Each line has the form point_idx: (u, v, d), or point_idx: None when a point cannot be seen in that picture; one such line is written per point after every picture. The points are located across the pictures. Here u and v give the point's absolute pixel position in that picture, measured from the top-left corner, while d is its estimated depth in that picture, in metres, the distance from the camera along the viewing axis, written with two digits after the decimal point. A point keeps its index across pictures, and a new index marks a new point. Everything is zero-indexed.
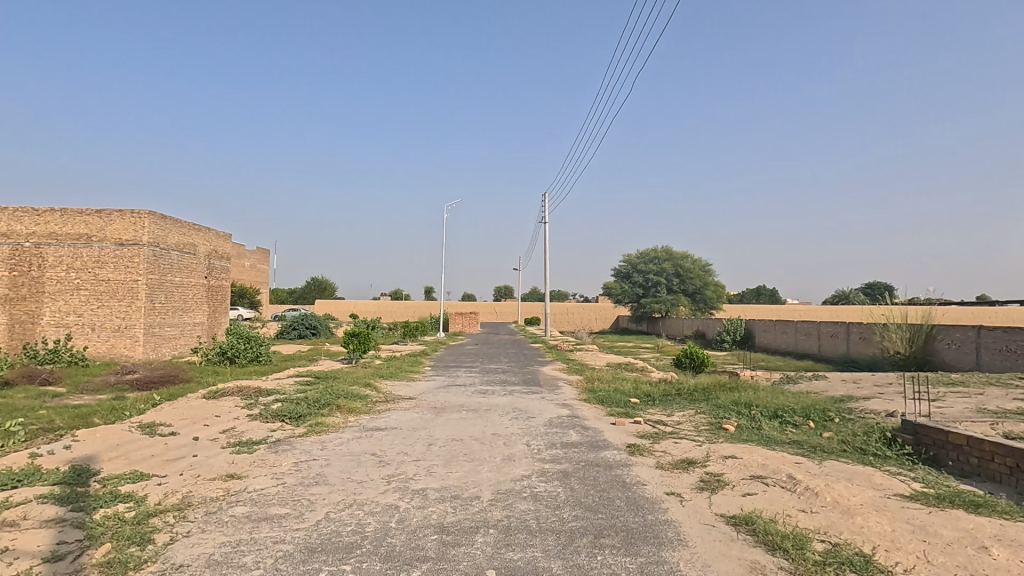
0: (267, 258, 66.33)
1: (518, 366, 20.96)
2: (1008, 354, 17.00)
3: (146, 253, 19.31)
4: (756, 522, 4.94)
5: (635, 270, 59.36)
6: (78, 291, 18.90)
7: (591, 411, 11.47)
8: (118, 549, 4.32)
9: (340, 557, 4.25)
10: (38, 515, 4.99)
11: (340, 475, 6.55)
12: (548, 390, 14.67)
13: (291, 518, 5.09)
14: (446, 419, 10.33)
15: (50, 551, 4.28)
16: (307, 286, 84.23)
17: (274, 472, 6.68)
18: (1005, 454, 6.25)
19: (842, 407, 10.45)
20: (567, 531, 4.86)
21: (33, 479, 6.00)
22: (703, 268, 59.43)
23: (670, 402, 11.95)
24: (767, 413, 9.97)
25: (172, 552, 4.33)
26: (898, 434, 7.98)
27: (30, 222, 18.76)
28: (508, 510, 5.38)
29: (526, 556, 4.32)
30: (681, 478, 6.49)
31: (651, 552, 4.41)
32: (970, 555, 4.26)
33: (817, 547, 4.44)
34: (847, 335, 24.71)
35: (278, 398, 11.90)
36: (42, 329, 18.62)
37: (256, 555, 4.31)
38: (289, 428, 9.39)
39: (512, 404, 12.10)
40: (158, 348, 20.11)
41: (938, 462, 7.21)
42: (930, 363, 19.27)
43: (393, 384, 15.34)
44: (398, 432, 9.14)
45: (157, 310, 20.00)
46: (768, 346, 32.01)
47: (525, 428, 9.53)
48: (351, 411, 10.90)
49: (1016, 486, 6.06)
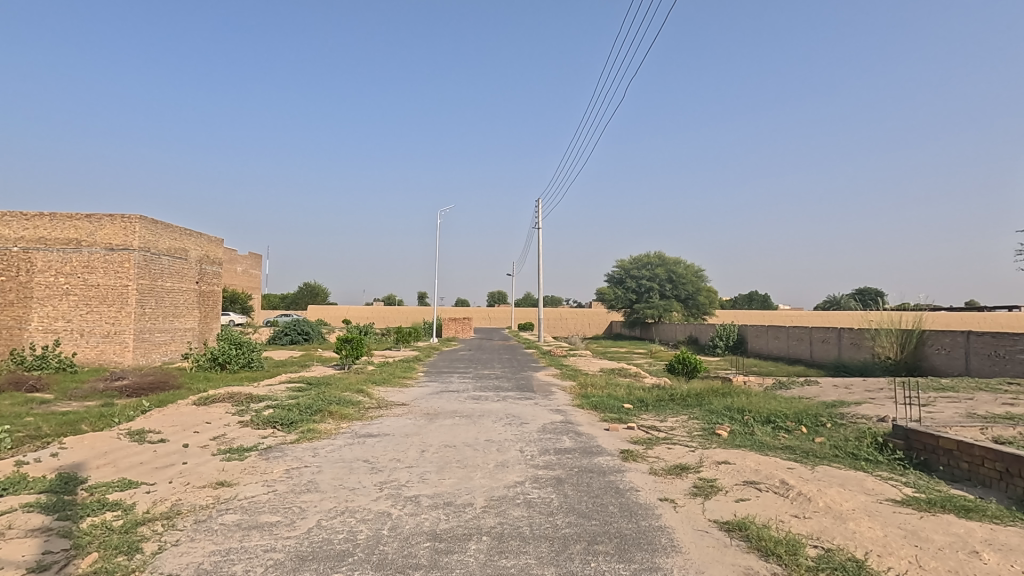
0: (260, 263, 66.02)
1: (511, 370, 20.97)
2: (997, 360, 17.19)
3: (137, 258, 19.22)
4: (750, 527, 4.94)
5: (628, 275, 59.55)
6: (67, 296, 18.70)
7: (585, 416, 11.48)
8: (106, 558, 4.26)
9: (331, 565, 4.21)
10: (25, 523, 4.93)
11: (333, 482, 6.50)
12: (541, 395, 14.72)
13: (282, 527, 5.03)
14: (440, 425, 10.35)
15: (36, 561, 4.21)
16: (302, 292, 84.71)
17: (266, 479, 6.63)
18: (995, 459, 6.29)
19: (835, 411, 10.48)
20: (560, 538, 4.83)
21: (21, 488, 5.90)
22: (696, 273, 60.02)
23: (663, 407, 12.00)
24: (760, 418, 10.04)
25: (161, 560, 4.27)
26: (889, 438, 8.02)
27: (19, 226, 18.56)
28: (501, 517, 5.35)
29: (519, 563, 4.30)
30: (675, 484, 6.49)
31: (645, 559, 4.39)
32: (961, 559, 4.28)
33: (810, 552, 4.44)
34: (839, 339, 24.89)
35: (270, 403, 11.84)
36: (30, 334, 18.36)
37: (246, 563, 4.26)
38: (280, 435, 9.32)
39: (506, 410, 12.12)
40: (149, 354, 20.00)
41: (928, 467, 7.24)
42: (920, 369, 19.53)
43: (386, 390, 15.27)
44: (391, 438, 9.13)
45: (147, 316, 19.89)
46: (762, 350, 32.19)
47: (519, 434, 9.52)
48: (343, 417, 10.82)
49: (1006, 491, 6.09)
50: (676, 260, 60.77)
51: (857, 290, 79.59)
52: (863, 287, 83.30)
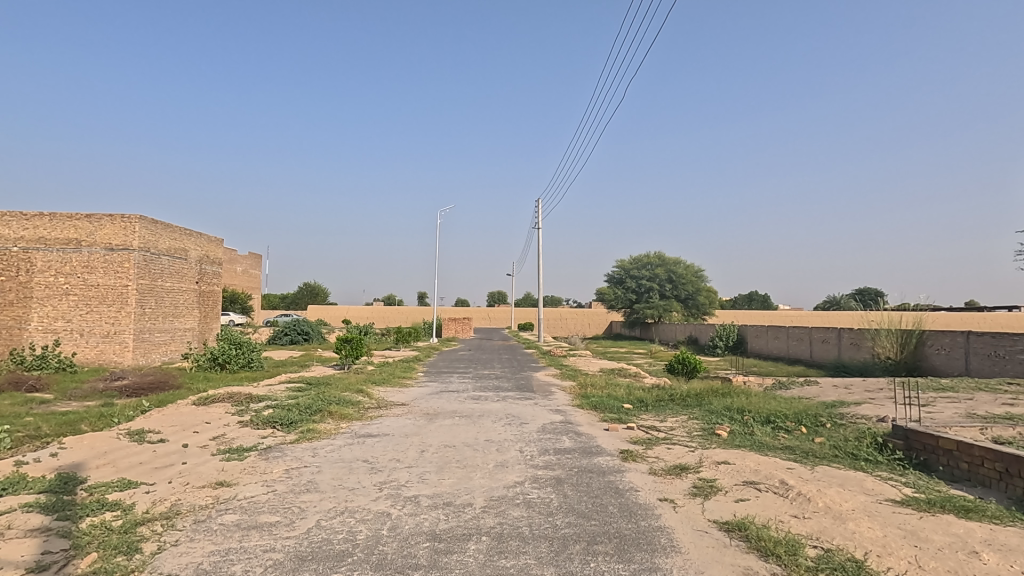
0: (260, 263, 65.99)
1: (511, 370, 20.98)
2: (997, 360, 17.20)
3: (136, 258, 19.22)
4: (750, 527, 4.94)
5: (628, 275, 59.52)
6: (66, 295, 18.70)
7: (584, 416, 11.47)
8: (105, 558, 4.26)
9: (330, 565, 4.21)
10: (24, 523, 4.93)
11: (332, 482, 6.50)
12: (541, 395, 14.72)
13: (282, 527, 5.03)
14: (440, 425, 10.36)
15: (35, 561, 4.20)
16: (301, 291, 84.71)
17: (266, 479, 6.63)
18: (994, 459, 6.30)
19: (835, 412, 10.49)
20: (559, 538, 4.83)
21: (20, 488, 5.90)
22: (696, 273, 60.05)
23: (663, 407, 12.01)
24: (759, 418, 10.04)
25: (161, 561, 4.27)
26: (889, 439, 8.02)
27: (19, 226, 18.55)
28: (501, 517, 5.35)
29: (519, 564, 4.29)
30: (675, 484, 6.48)
31: (644, 559, 4.39)
32: (960, 559, 4.28)
33: (810, 552, 4.44)
34: (839, 339, 24.89)
35: (270, 403, 11.84)
36: (29, 334, 18.35)
37: (245, 563, 4.26)
38: (280, 434, 9.32)
39: (505, 410, 12.12)
40: (149, 354, 20.00)
41: (928, 467, 7.24)
42: (920, 369, 19.53)
43: (386, 390, 15.27)
44: (391, 438, 9.13)
45: (147, 316, 19.88)
46: (762, 350, 32.20)
47: (519, 434, 9.52)
48: (343, 417, 10.82)
49: (1006, 491, 6.09)
50: (676, 261, 60.74)
51: (857, 290, 79.55)
52: (863, 287, 83.29)
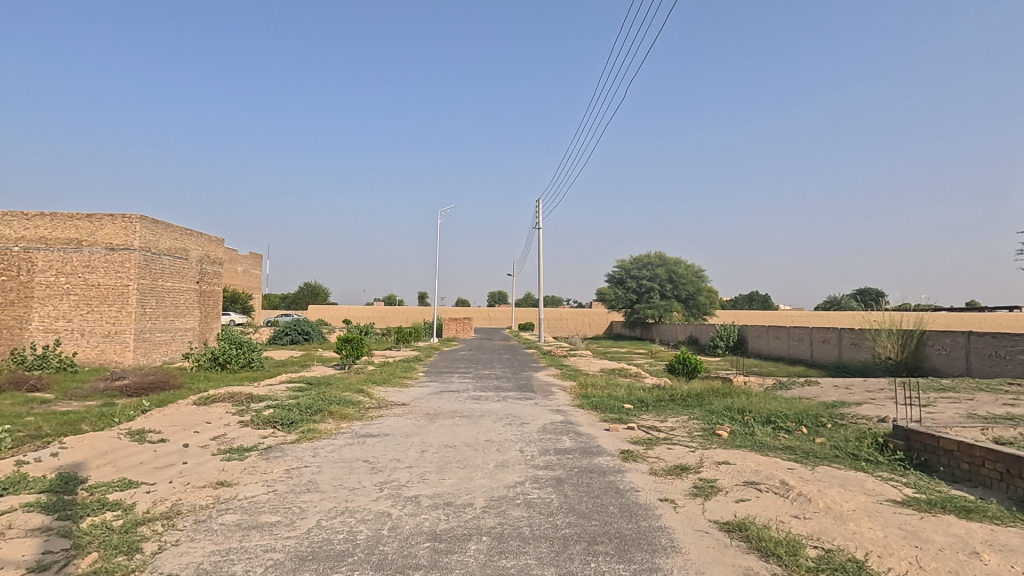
0: (261, 263, 66.01)
1: (511, 370, 20.98)
2: (998, 360, 17.19)
3: (137, 258, 19.22)
4: (750, 528, 4.94)
5: (628, 275, 59.46)
6: (67, 295, 18.72)
7: (585, 416, 11.47)
8: (106, 557, 4.26)
9: (330, 565, 4.21)
10: (25, 523, 4.93)
11: (332, 482, 6.50)
12: (541, 395, 14.71)
13: (282, 527, 5.02)
14: (440, 425, 10.36)
15: (36, 560, 4.21)
16: (302, 291, 84.69)
17: (266, 479, 6.63)
18: (995, 459, 6.28)
19: (835, 412, 10.49)
20: (560, 538, 4.83)
21: (20, 488, 5.89)
22: (696, 273, 60.07)
23: (664, 407, 12.00)
24: (760, 419, 10.03)
25: (161, 561, 4.27)
26: (889, 439, 8.01)
27: (19, 226, 18.55)
28: (501, 517, 5.35)
29: (519, 564, 4.29)
30: (675, 484, 6.48)
31: (645, 560, 4.39)
32: (961, 560, 4.28)
33: (810, 553, 4.44)
34: (839, 339, 24.89)
35: (271, 403, 11.85)
36: (30, 334, 18.36)
37: (245, 563, 4.26)
38: (280, 434, 9.32)
39: (506, 410, 12.13)
40: (149, 354, 20.00)
41: (929, 467, 7.23)
42: (920, 369, 19.52)
43: (386, 390, 15.27)
44: (391, 438, 9.13)
45: (148, 316, 19.88)
46: (762, 350, 32.21)
47: (519, 434, 9.52)
48: (343, 417, 10.82)
49: (1007, 491, 6.09)
50: (677, 261, 60.73)
51: (857, 290, 79.47)
52: (863, 286, 83.40)
